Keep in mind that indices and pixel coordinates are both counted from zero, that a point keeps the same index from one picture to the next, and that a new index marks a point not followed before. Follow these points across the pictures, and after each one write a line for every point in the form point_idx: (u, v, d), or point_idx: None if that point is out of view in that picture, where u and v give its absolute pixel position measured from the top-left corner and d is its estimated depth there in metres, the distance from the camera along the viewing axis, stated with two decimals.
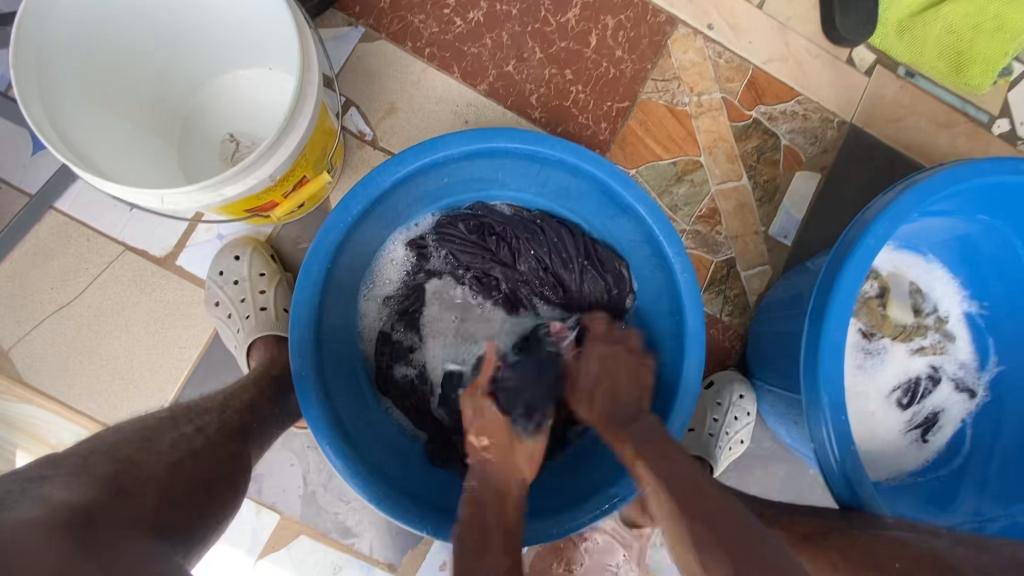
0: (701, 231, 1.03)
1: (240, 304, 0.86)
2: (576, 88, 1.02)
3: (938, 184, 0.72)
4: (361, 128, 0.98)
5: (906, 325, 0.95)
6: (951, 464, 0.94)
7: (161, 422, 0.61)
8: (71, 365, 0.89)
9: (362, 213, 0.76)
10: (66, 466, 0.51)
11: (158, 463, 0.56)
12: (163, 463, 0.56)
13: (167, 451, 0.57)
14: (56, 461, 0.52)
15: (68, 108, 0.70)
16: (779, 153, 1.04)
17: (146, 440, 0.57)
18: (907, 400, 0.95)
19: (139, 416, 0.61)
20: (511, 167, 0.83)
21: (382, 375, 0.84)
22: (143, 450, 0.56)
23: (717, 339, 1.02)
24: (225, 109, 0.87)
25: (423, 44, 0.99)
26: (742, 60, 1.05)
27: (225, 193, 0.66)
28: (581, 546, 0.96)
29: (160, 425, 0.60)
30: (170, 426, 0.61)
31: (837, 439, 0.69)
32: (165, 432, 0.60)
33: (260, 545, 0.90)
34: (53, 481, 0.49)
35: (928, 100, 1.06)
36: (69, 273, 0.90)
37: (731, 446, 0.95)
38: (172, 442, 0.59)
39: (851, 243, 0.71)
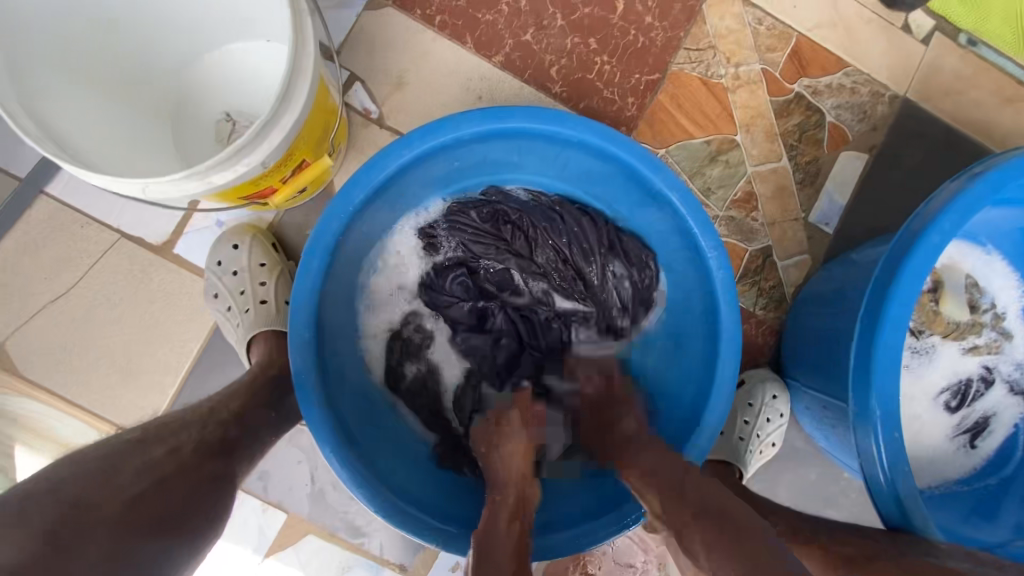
0: (736, 216, 0.95)
1: (240, 296, 0.81)
2: (601, 59, 0.93)
3: (1016, 171, 0.63)
4: (367, 105, 0.90)
5: (960, 323, 0.86)
6: (1002, 471, 0.87)
7: (127, 447, 0.58)
8: (69, 357, 0.85)
9: (366, 200, 0.70)
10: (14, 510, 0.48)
11: (115, 501, 0.53)
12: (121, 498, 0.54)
13: (130, 484, 0.55)
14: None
15: (40, 85, 0.64)
16: (822, 131, 0.95)
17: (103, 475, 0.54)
18: (956, 402, 0.88)
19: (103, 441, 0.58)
20: (528, 149, 0.76)
21: (389, 373, 0.79)
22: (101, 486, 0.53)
23: (749, 334, 0.95)
24: (220, 85, 0.80)
25: (433, 11, 0.91)
26: (785, 27, 0.95)
27: (214, 181, 0.60)
28: (599, 549, 0.91)
29: (126, 450, 0.57)
30: (138, 451, 0.58)
31: (888, 455, 0.62)
32: (131, 457, 0.57)
33: (267, 543, 0.87)
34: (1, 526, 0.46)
35: (992, 72, 0.96)
36: (63, 261, 0.85)
37: (762, 449, 0.89)
38: (136, 470, 0.56)
39: (913, 238, 0.63)
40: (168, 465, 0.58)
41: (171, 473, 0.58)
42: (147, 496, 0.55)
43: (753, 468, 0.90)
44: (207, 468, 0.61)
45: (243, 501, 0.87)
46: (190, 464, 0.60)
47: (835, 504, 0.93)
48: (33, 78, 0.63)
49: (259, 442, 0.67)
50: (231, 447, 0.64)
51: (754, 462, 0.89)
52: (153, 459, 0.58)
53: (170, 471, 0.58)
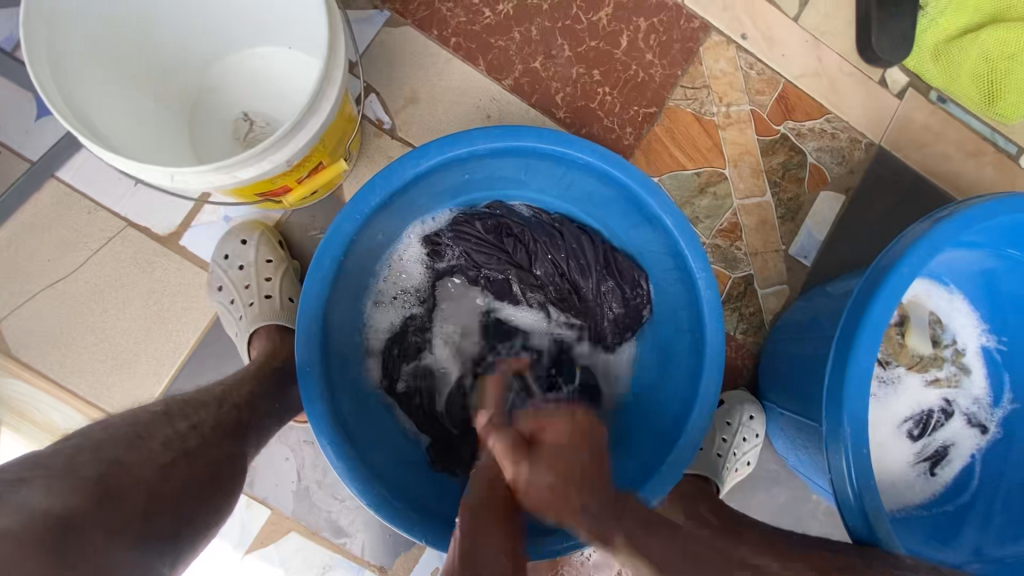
0: (721, 245, 1.00)
1: (244, 290, 0.83)
2: (603, 90, 0.99)
3: (976, 217, 0.70)
4: (379, 116, 0.94)
5: (923, 356, 0.93)
6: (958, 499, 0.92)
7: (156, 418, 0.57)
8: (62, 342, 0.86)
9: (380, 205, 0.73)
10: (50, 467, 0.48)
11: (148, 466, 0.52)
12: (155, 463, 0.53)
13: (159, 451, 0.54)
14: (40, 457, 0.48)
15: (73, 70, 0.66)
16: (804, 170, 1.02)
17: (137, 438, 0.54)
18: (918, 431, 0.94)
19: (132, 410, 0.58)
20: (534, 168, 0.80)
21: (387, 374, 0.82)
22: (134, 448, 0.52)
23: (728, 356, 1.00)
24: (241, 86, 0.83)
25: (449, 33, 0.96)
26: (773, 73, 1.02)
27: (239, 175, 0.63)
28: (577, 558, 0.94)
29: (154, 420, 0.57)
30: (164, 422, 0.57)
31: (857, 473, 0.67)
32: (159, 427, 0.56)
33: (248, 539, 0.87)
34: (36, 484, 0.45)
35: (959, 128, 1.04)
36: (67, 246, 0.86)
37: (738, 467, 0.93)
38: (165, 440, 0.55)
39: (884, 271, 0.68)
40: (192, 439, 0.57)
41: (195, 446, 0.57)
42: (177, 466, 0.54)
43: (727, 486, 0.94)
44: (226, 446, 0.61)
45: None
46: (210, 441, 0.59)
47: (802, 523, 0.98)
48: (68, 64, 0.66)
49: (264, 429, 0.68)
50: (243, 430, 0.64)
51: (729, 480, 0.93)
52: (180, 432, 0.57)
53: (194, 446, 0.57)
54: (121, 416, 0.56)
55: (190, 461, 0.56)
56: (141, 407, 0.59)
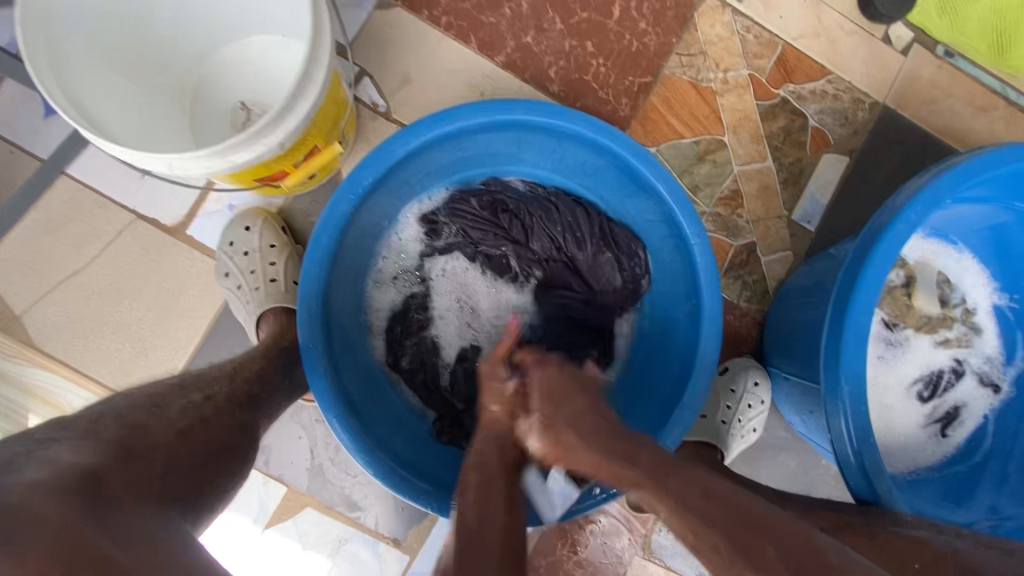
0: (722, 213, 0.99)
1: (250, 275, 0.85)
2: (597, 62, 0.98)
3: (976, 169, 0.68)
4: (374, 99, 0.95)
5: (931, 317, 0.92)
6: (971, 459, 0.91)
7: (172, 389, 0.60)
8: (82, 332, 0.89)
9: (374, 185, 0.74)
10: (74, 430, 0.50)
11: (169, 430, 0.54)
12: (173, 428, 0.55)
13: (178, 416, 0.56)
14: (65, 423, 0.51)
15: (70, 65, 0.68)
16: (806, 134, 1.00)
17: (155, 406, 0.56)
18: (928, 392, 0.93)
19: (147, 383, 0.60)
20: (527, 142, 0.80)
21: (390, 352, 0.84)
22: (154, 414, 0.55)
23: (733, 325, 1.00)
24: (237, 77, 0.85)
25: (439, 12, 0.96)
26: (772, 36, 1.00)
27: (233, 159, 0.64)
28: (587, 528, 0.95)
29: (170, 391, 0.59)
30: (179, 393, 0.59)
31: (856, 430, 0.67)
32: (175, 397, 0.59)
33: (267, 515, 0.91)
34: (62, 445, 0.48)
35: (968, 82, 1.01)
36: (81, 240, 0.89)
37: (743, 434, 0.94)
38: (182, 408, 0.58)
39: (880, 228, 0.68)
40: (207, 408, 0.60)
41: (211, 415, 0.59)
42: (194, 430, 0.56)
43: (734, 453, 0.94)
44: (240, 416, 0.63)
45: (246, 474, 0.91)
46: (226, 409, 0.62)
47: (812, 488, 0.98)
48: (66, 60, 0.68)
49: (277, 403, 0.70)
50: (256, 401, 0.66)
51: (735, 446, 0.94)
52: (195, 401, 0.59)
53: (210, 414, 0.59)
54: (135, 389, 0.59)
55: (207, 426, 0.58)
56: (157, 381, 0.62)
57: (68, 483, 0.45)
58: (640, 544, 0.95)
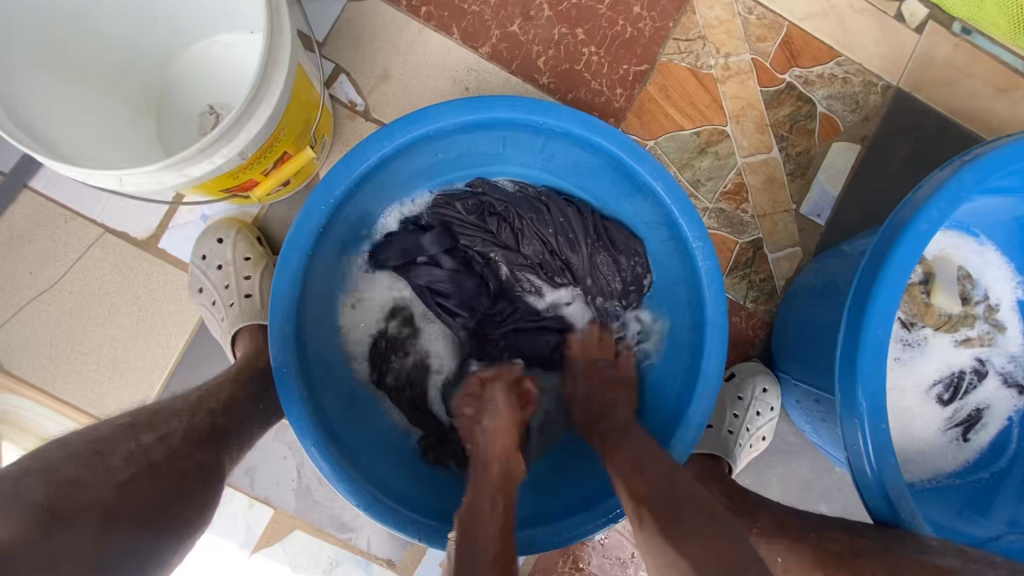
0: (726, 209, 0.94)
1: (224, 290, 0.81)
2: (588, 50, 0.92)
3: (1004, 158, 0.62)
4: (352, 97, 0.90)
5: (952, 315, 0.85)
6: (995, 464, 0.86)
7: (119, 431, 0.55)
8: (53, 353, 0.85)
9: (348, 192, 0.69)
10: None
11: (109, 480, 0.50)
12: (115, 479, 0.50)
13: (123, 462, 0.52)
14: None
15: (14, 74, 0.63)
16: (813, 121, 0.94)
17: (99, 452, 0.52)
18: (948, 395, 0.87)
19: (97, 422, 0.56)
20: (513, 140, 0.75)
21: (375, 369, 0.79)
22: (95, 463, 0.51)
23: (739, 327, 0.94)
24: (203, 79, 0.79)
25: (419, 2, 0.90)
26: (776, 17, 0.93)
27: (190, 172, 0.59)
28: (589, 544, 0.90)
29: (118, 433, 0.55)
30: (127, 436, 0.55)
31: (875, 448, 0.62)
32: (121, 442, 0.54)
33: (254, 539, 0.87)
34: None
35: (987, 61, 0.95)
36: (48, 257, 0.85)
37: (752, 443, 0.88)
38: (129, 453, 0.53)
39: (899, 227, 0.62)
40: (159, 451, 0.55)
41: (162, 458, 0.55)
42: (139, 479, 0.52)
43: (742, 464, 0.88)
44: (202, 453, 0.59)
45: (231, 498, 0.87)
46: (181, 451, 0.57)
47: (826, 497, 0.93)
48: (11, 72, 0.63)
49: (247, 433, 0.66)
50: (222, 434, 0.62)
51: (743, 458, 0.87)
52: (145, 444, 0.55)
53: (157, 458, 0.54)
54: (83, 430, 0.54)
55: (156, 473, 0.53)
56: (110, 418, 0.57)
57: None
58: None
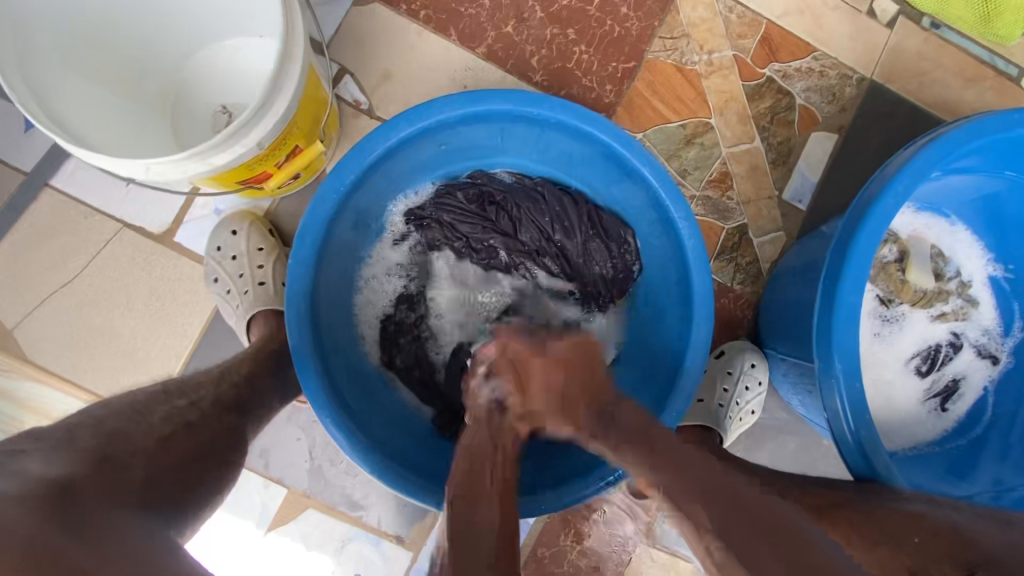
0: (712, 196, 0.99)
1: (239, 279, 0.85)
2: (579, 49, 0.97)
3: (962, 137, 0.68)
4: (356, 96, 0.95)
5: (926, 291, 0.91)
6: (971, 432, 0.92)
7: (153, 398, 0.60)
8: (75, 343, 0.89)
9: (357, 183, 0.74)
10: (49, 441, 0.50)
11: (147, 438, 0.54)
12: (153, 435, 0.55)
13: (158, 424, 0.57)
14: (41, 434, 0.51)
15: (43, 76, 0.67)
16: (793, 113, 1.00)
17: (136, 413, 0.56)
18: (926, 367, 0.92)
19: (130, 391, 0.60)
20: (510, 132, 0.80)
21: (384, 353, 0.84)
22: (133, 423, 0.55)
23: (728, 309, 0.99)
24: (214, 80, 0.83)
25: (418, 6, 0.95)
26: (755, 15, 0.99)
27: (211, 162, 0.64)
28: (591, 517, 0.94)
29: (153, 399, 0.59)
30: (161, 402, 0.60)
31: (851, 406, 0.67)
32: (157, 406, 0.59)
33: (269, 518, 0.90)
34: (34, 456, 0.48)
35: (956, 53, 1.01)
36: (69, 252, 0.89)
37: (741, 416, 0.93)
38: (164, 415, 0.58)
39: (869, 203, 0.67)
40: (191, 414, 0.60)
41: (194, 422, 0.60)
42: (174, 438, 0.57)
43: (733, 436, 0.93)
44: (226, 421, 0.63)
45: (246, 479, 0.90)
46: (209, 415, 0.62)
47: (815, 469, 0.97)
48: (40, 72, 0.67)
49: (267, 406, 0.70)
50: (244, 406, 0.66)
51: (733, 429, 0.92)
52: (178, 408, 0.60)
53: (189, 421, 0.59)
54: (118, 397, 0.59)
55: (189, 434, 0.58)
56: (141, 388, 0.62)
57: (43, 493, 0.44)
58: (643, 531, 0.95)
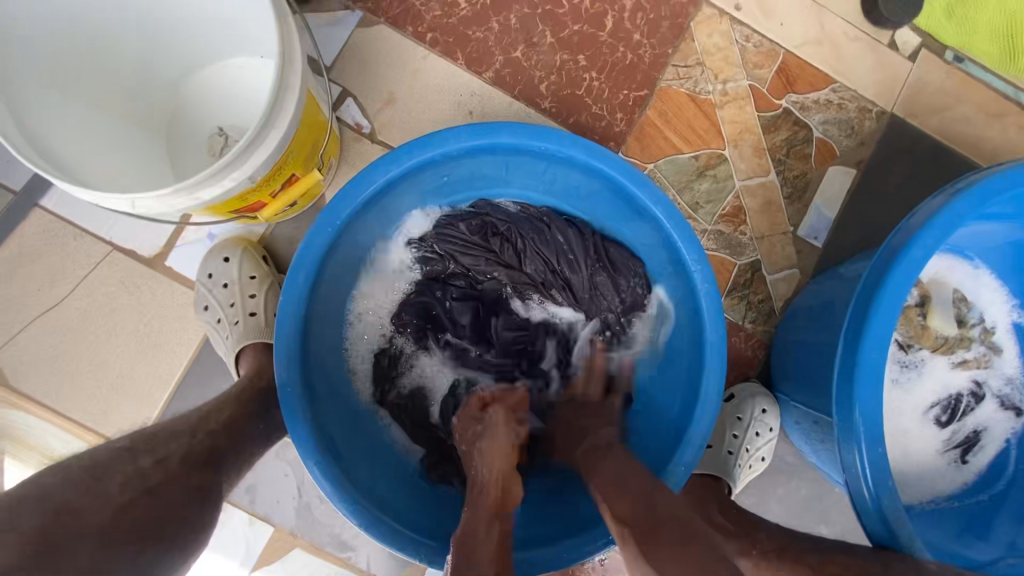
0: (724, 230, 0.95)
1: (229, 309, 0.81)
2: (590, 75, 0.94)
3: (995, 186, 0.64)
4: (358, 120, 0.92)
5: (948, 337, 0.87)
6: (994, 487, 0.87)
7: (117, 456, 0.56)
8: (59, 370, 0.86)
9: (354, 215, 0.71)
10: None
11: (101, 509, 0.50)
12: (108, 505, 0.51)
13: (115, 493, 0.52)
14: None
15: (30, 98, 0.64)
16: (810, 146, 0.96)
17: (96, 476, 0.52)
18: (946, 417, 0.88)
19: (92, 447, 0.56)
20: (515, 164, 0.77)
21: (377, 388, 0.80)
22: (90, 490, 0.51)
23: (739, 348, 0.95)
24: (211, 101, 0.80)
25: (425, 28, 0.92)
26: (772, 45, 0.96)
27: (201, 196, 0.61)
28: (590, 565, 0.90)
29: (117, 457, 0.55)
30: (126, 460, 0.56)
31: (872, 470, 0.62)
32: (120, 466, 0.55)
33: (254, 557, 0.87)
34: None
35: (980, 88, 0.97)
36: (56, 274, 0.86)
37: (751, 464, 0.88)
38: (125, 479, 0.54)
39: (893, 254, 0.63)
40: (157, 475, 0.56)
41: (160, 482, 0.56)
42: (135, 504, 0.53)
43: (741, 484, 0.89)
44: (198, 476, 0.59)
45: (231, 516, 0.86)
46: (178, 473, 0.57)
47: (825, 519, 0.93)
48: (25, 94, 0.64)
49: (245, 454, 0.66)
50: (219, 457, 0.62)
51: (742, 478, 0.88)
52: (143, 469, 0.56)
53: (154, 482, 0.55)
54: (79, 455, 0.55)
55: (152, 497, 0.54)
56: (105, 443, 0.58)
57: None
58: None
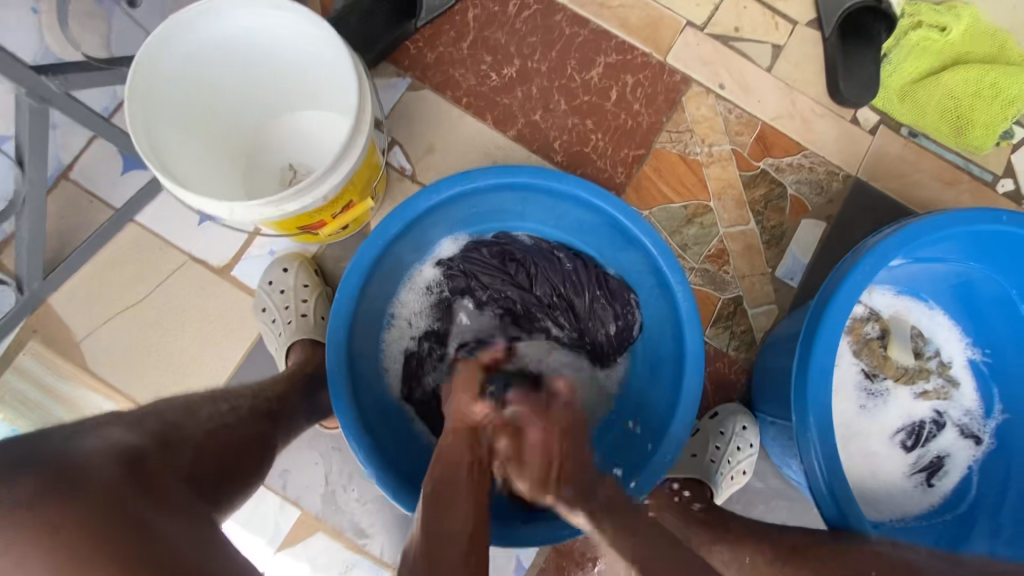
0: (710, 269, 1.09)
1: (284, 310, 0.96)
2: (596, 136, 1.13)
3: (924, 228, 0.78)
4: (402, 163, 1.10)
5: (908, 367, 0.97)
6: (957, 508, 0.96)
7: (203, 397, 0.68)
8: (134, 359, 1.00)
9: (398, 234, 0.87)
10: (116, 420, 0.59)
11: (198, 427, 0.62)
12: (204, 426, 0.63)
13: (208, 419, 0.65)
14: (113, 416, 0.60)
15: (159, 133, 0.82)
16: (785, 202, 1.12)
17: (190, 408, 0.65)
18: (911, 442, 0.97)
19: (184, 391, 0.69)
20: (531, 201, 0.93)
21: (406, 386, 0.93)
22: (188, 414, 0.63)
23: (723, 373, 1.07)
24: (283, 142, 0.99)
25: (461, 94, 1.12)
26: (751, 117, 1.14)
27: (284, 208, 0.77)
28: (584, 567, 0.98)
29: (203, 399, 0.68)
30: (210, 401, 0.68)
31: (824, 460, 0.73)
32: (207, 404, 0.67)
33: (280, 538, 0.96)
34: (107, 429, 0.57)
35: (933, 159, 1.14)
36: (140, 277, 1.01)
37: (733, 476, 0.97)
38: (212, 413, 0.66)
39: (840, 278, 0.77)
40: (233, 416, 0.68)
41: (236, 422, 0.68)
42: (221, 432, 0.65)
43: (722, 493, 0.98)
44: (262, 426, 0.71)
45: (264, 499, 0.97)
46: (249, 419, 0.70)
47: None
48: (157, 129, 0.82)
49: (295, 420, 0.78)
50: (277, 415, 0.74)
51: (723, 486, 0.97)
52: (223, 410, 0.68)
53: (232, 421, 0.67)
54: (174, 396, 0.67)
55: (232, 431, 0.66)
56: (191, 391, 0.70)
57: (119, 455, 0.52)
58: None
